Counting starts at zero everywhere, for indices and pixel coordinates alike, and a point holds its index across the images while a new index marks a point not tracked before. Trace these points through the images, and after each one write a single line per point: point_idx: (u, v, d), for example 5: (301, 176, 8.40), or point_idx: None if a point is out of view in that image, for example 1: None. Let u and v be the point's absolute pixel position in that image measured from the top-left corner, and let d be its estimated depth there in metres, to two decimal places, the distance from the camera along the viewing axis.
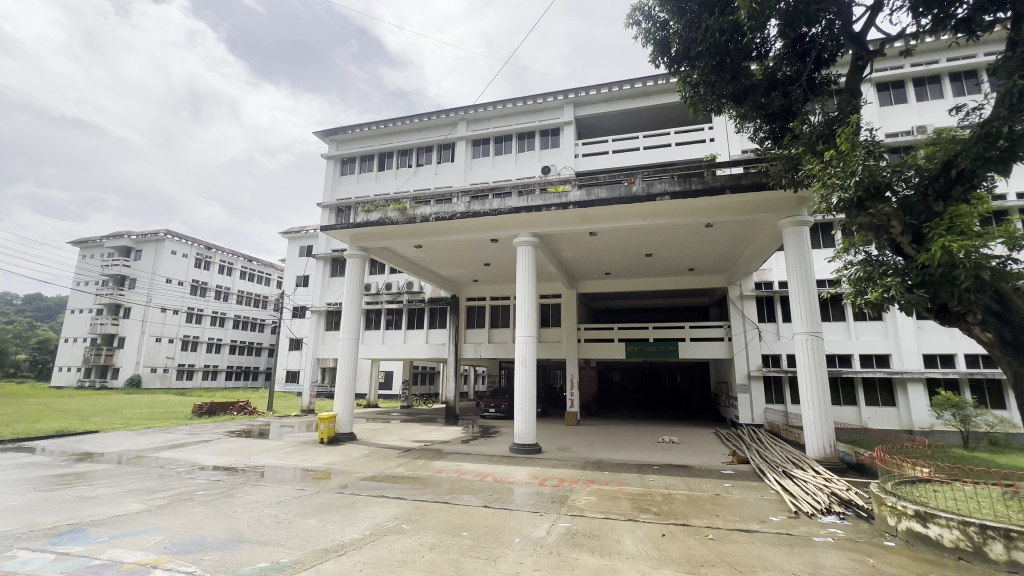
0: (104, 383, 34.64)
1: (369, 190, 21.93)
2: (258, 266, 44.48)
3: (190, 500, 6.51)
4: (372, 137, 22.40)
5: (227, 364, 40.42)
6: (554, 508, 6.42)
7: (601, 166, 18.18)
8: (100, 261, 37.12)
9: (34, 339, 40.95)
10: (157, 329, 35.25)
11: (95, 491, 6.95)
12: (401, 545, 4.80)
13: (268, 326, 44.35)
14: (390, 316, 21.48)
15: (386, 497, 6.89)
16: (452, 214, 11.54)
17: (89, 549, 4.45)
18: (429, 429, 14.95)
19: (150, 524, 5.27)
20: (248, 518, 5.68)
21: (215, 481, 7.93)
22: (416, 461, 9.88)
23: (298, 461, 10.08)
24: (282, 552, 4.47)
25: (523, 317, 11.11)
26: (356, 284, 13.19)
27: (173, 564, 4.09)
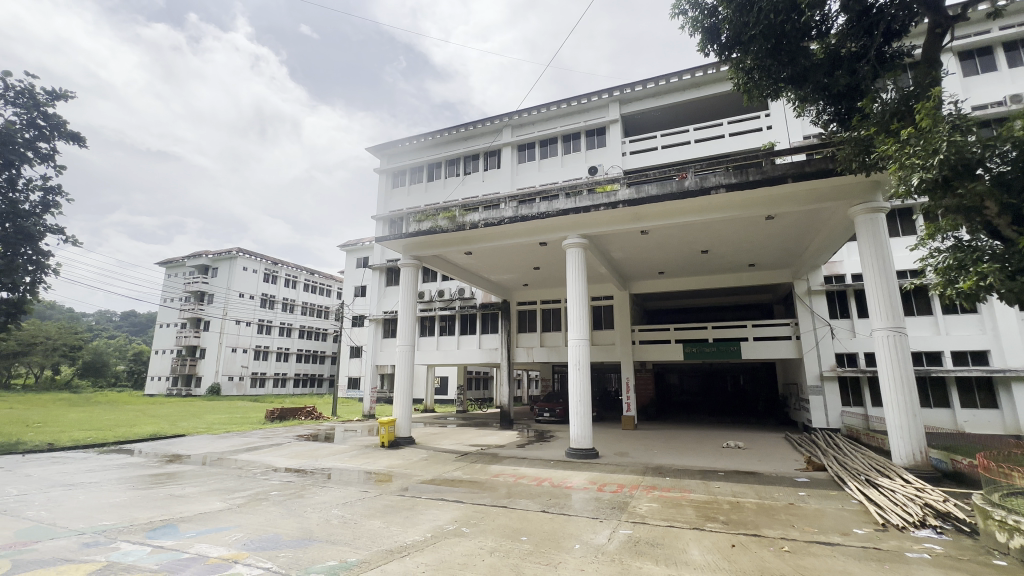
0: (189, 390, 37.79)
1: (420, 200, 22.62)
2: (320, 278, 46.92)
3: (265, 500, 6.94)
4: (421, 149, 23.08)
5: (294, 372, 42.85)
6: (613, 515, 6.26)
7: (650, 163, 17.64)
8: (182, 279, 40.69)
9: (131, 352, 45.46)
10: (232, 340, 38.00)
11: (183, 490, 7.57)
12: (462, 548, 4.85)
13: (330, 335, 46.63)
14: (444, 322, 22.02)
15: (445, 501, 7.00)
16: (500, 220, 11.67)
17: (180, 543, 4.82)
18: (485, 434, 15.11)
19: (232, 522, 5.65)
20: (317, 518, 5.95)
21: (287, 482, 8.41)
22: (473, 465, 9.98)
23: (361, 463, 10.48)
24: (349, 551, 4.64)
25: (575, 319, 10.93)
26: (410, 291, 13.55)
27: (252, 560, 4.35)
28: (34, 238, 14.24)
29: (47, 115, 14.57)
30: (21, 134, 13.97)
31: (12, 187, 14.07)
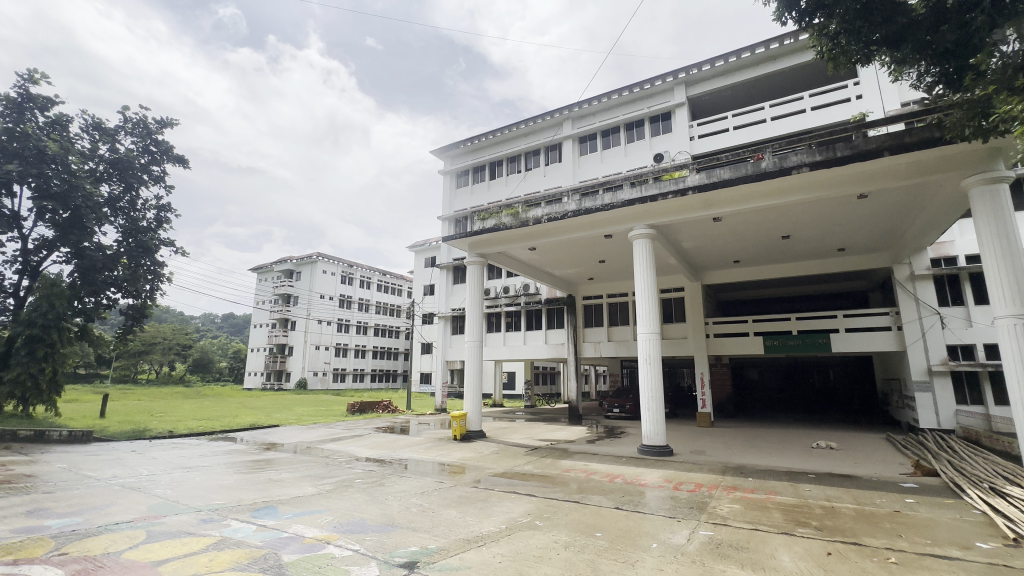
0: (280, 384, 41.32)
1: (483, 199, 23.04)
2: (392, 278, 49.17)
3: (350, 487, 7.43)
4: (482, 148, 23.45)
5: (371, 368, 45.42)
6: (692, 515, 6.00)
7: (722, 146, 16.63)
8: (271, 283, 44.48)
9: (231, 350, 50.51)
10: (315, 338, 40.99)
11: (280, 475, 8.30)
12: (537, 541, 4.88)
13: (402, 332, 48.82)
14: (510, 318, 22.29)
15: (517, 494, 7.09)
16: (564, 214, 11.57)
17: (280, 523, 5.28)
18: (554, 429, 15.12)
19: (323, 506, 6.12)
20: (398, 505, 6.26)
21: (369, 471, 8.95)
22: (543, 460, 10.02)
23: (435, 455, 10.89)
24: (429, 538, 4.85)
25: (645, 312, 10.58)
26: (476, 288, 13.83)
27: (342, 541, 4.67)
28: (152, 250, 16.21)
29: (158, 141, 16.49)
30: (138, 160, 15.93)
31: (133, 207, 16.09)
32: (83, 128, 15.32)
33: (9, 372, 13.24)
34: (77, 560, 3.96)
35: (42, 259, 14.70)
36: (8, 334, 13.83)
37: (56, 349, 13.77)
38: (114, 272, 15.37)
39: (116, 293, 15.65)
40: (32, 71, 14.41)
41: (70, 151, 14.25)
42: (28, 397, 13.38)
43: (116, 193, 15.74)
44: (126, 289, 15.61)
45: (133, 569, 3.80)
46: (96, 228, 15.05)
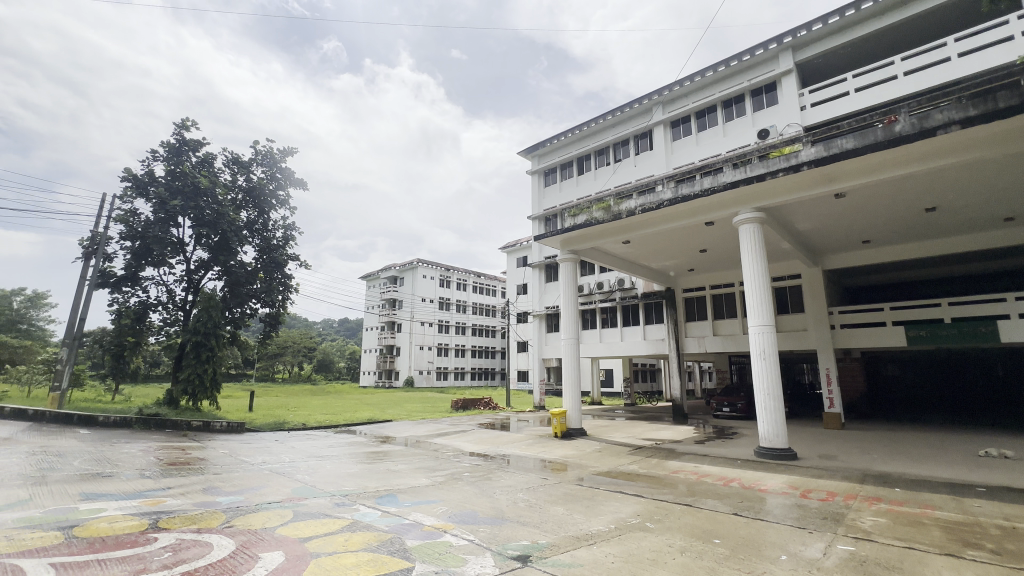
0: (390, 382, 44.76)
1: (572, 195, 22.90)
2: (486, 279, 50.75)
3: (460, 480, 7.80)
4: (569, 144, 23.28)
5: (470, 366, 47.39)
6: (826, 527, 5.39)
7: (841, 112, 14.73)
8: (378, 289, 48.36)
9: (348, 351, 55.82)
10: (419, 339, 43.80)
11: (397, 466, 8.99)
12: (650, 544, 4.71)
13: (498, 331, 50.21)
14: (605, 315, 21.84)
15: (624, 493, 6.91)
16: (659, 204, 11.04)
17: (401, 511, 5.70)
18: (657, 428, 14.53)
19: (437, 496, 6.49)
20: (506, 499, 6.43)
21: (476, 465, 9.33)
22: (649, 460, 9.67)
23: (537, 452, 11.04)
24: (539, 533, 4.91)
25: (756, 303, 9.74)
26: (570, 285, 13.74)
27: (457, 531, 4.90)
28: (282, 265, 18.52)
29: (282, 169, 18.76)
30: (268, 187, 18.25)
31: (266, 228, 18.46)
32: (226, 163, 17.91)
33: (183, 372, 15.93)
34: (242, 532, 4.63)
35: (201, 278, 17.45)
36: (180, 341, 16.63)
37: (215, 352, 16.29)
38: (254, 286, 17.79)
39: (257, 303, 18.08)
40: (185, 120, 17.12)
41: (216, 185, 16.76)
42: (197, 393, 15.97)
43: (253, 217, 18.19)
44: (264, 300, 17.97)
45: (284, 544, 4.34)
46: (239, 249, 17.53)
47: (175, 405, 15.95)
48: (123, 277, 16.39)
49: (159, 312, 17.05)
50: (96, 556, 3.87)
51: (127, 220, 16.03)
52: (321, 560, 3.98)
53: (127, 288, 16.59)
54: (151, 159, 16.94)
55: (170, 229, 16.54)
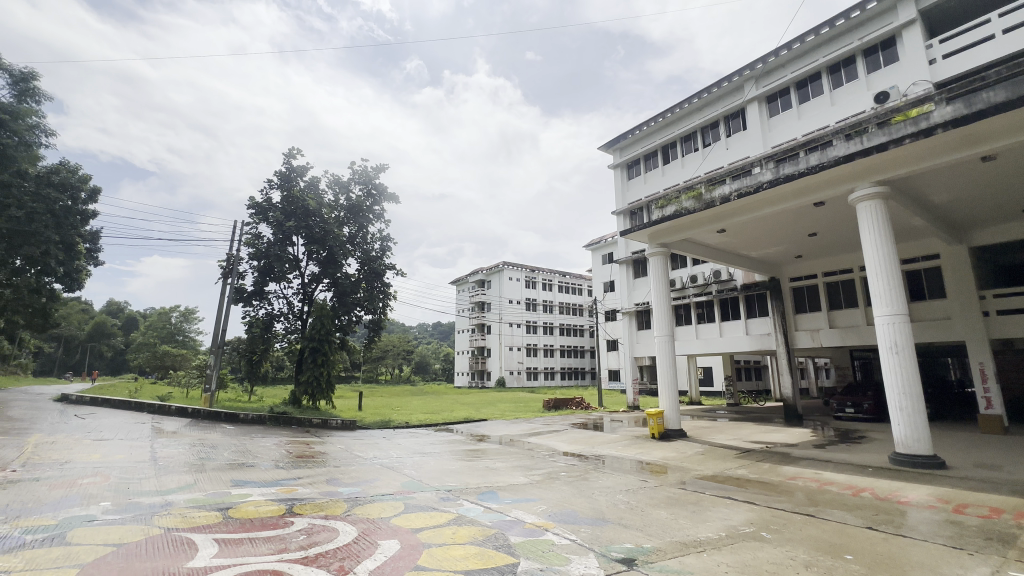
0: (483, 383, 46.25)
1: (658, 186, 21.99)
2: (572, 279, 50.38)
3: (558, 479, 7.82)
4: (652, 133, 22.40)
5: (560, 366, 47.39)
6: (990, 548, 4.59)
7: (985, 60, 12.46)
8: (467, 293, 50.21)
9: (442, 353, 58.69)
10: (508, 339, 44.77)
11: (495, 464, 9.26)
12: (768, 555, 4.36)
13: (586, 330, 49.63)
14: (701, 309, 20.63)
15: (733, 500, 6.46)
16: (757, 187, 10.20)
17: (502, 507, 5.85)
18: (767, 430, 13.39)
19: (536, 495, 6.56)
20: (605, 500, 6.32)
21: (571, 465, 9.30)
22: (760, 464, 8.94)
23: (634, 453, 10.72)
24: (642, 537, 4.76)
25: (882, 289, 8.59)
26: (661, 280, 13.17)
27: (558, 530, 4.92)
28: (381, 274, 19.99)
29: (376, 185, 20.23)
30: (365, 203, 19.84)
31: (365, 241, 20.00)
32: (329, 185, 19.75)
33: (303, 374, 17.80)
34: (362, 520, 5.07)
35: (314, 289, 19.38)
36: (300, 347, 18.61)
37: (329, 356, 17.98)
38: (358, 295, 19.38)
39: (361, 311, 19.65)
40: (293, 150, 19.17)
41: (322, 205, 18.55)
42: (315, 393, 17.73)
43: (354, 231, 19.81)
44: (367, 307, 19.50)
45: (399, 533, 4.67)
46: (344, 262, 19.22)
47: (299, 404, 17.82)
48: (253, 292, 18.72)
49: (282, 322, 19.24)
50: (247, 535, 4.46)
51: (254, 242, 18.29)
52: (432, 550, 4.22)
53: (256, 302, 18.95)
54: (269, 188, 19.20)
55: (287, 248, 18.60)
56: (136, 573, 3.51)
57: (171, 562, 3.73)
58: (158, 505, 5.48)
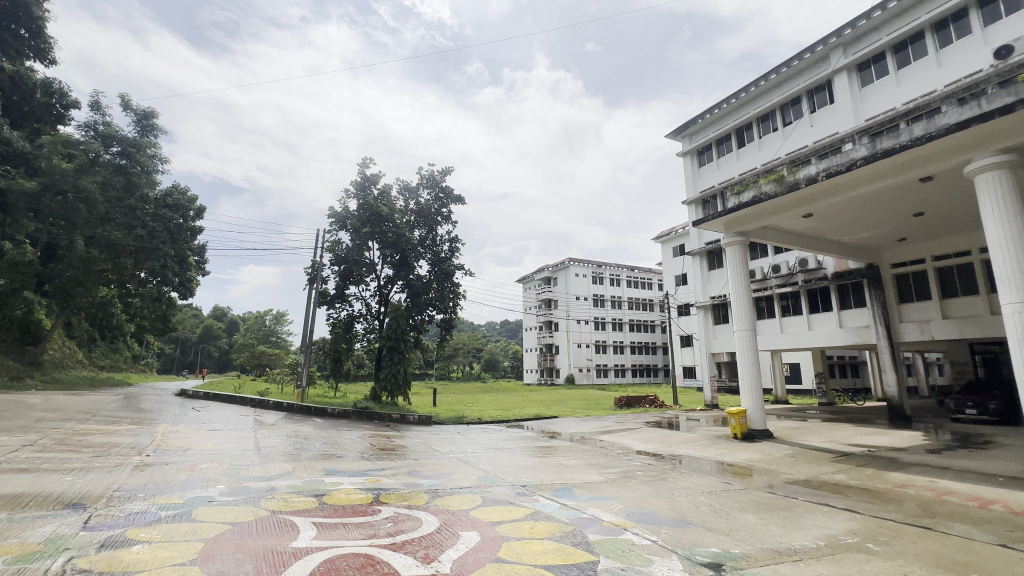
0: (552, 380, 46.27)
1: (733, 171, 20.76)
2: (641, 273, 48.80)
3: (634, 478, 7.62)
4: (725, 115, 21.15)
5: (631, 362, 46.21)
6: None
7: None
8: (534, 291, 50.37)
9: (511, 351, 59.44)
10: (576, 336, 44.40)
11: (568, 461, 9.21)
12: (876, 569, 3.96)
13: (657, 326, 47.95)
14: (786, 301, 19.20)
15: (831, 507, 5.95)
16: (849, 166, 9.28)
17: (579, 505, 5.82)
18: (866, 432, 12.17)
19: (613, 494, 6.44)
20: (686, 502, 6.07)
21: (647, 464, 9.03)
22: (861, 469, 8.14)
23: (715, 454, 10.19)
24: (730, 541, 4.52)
25: (1010, 274, 7.49)
26: (740, 270, 12.41)
27: (638, 530, 4.81)
28: (450, 275, 20.61)
29: (443, 188, 20.89)
30: (433, 206, 20.56)
31: (435, 243, 20.72)
32: (400, 191, 20.67)
33: (382, 371, 18.80)
34: (443, 511, 5.27)
35: (389, 291, 20.41)
36: (378, 346, 19.68)
37: (404, 354, 18.85)
38: (430, 295, 20.16)
39: (433, 310, 20.41)
40: (366, 160, 20.32)
41: (394, 211, 19.48)
42: (394, 389, 18.64)
43: (424, 234, 20.60)
44: (438, 307, 20.23)
45: (478, 525, 4.80)
46: (416, 264, 20.05)
47: (379, 400, 18.79)
48: (336, 295, 20.09)
49: (361, 322, 20.46)
50: (341, 519, 4.81)
51: (335, 249, 19.63)
52: (511, 543, 4.30)
53: (339, 304, 20.31)
54: (347, 197, 20.46)
55: (364, 253, 19.74)
56: (251, 548, 3.92)
57: (278, 541, 4.12)
58: (264, 489, 6.07)
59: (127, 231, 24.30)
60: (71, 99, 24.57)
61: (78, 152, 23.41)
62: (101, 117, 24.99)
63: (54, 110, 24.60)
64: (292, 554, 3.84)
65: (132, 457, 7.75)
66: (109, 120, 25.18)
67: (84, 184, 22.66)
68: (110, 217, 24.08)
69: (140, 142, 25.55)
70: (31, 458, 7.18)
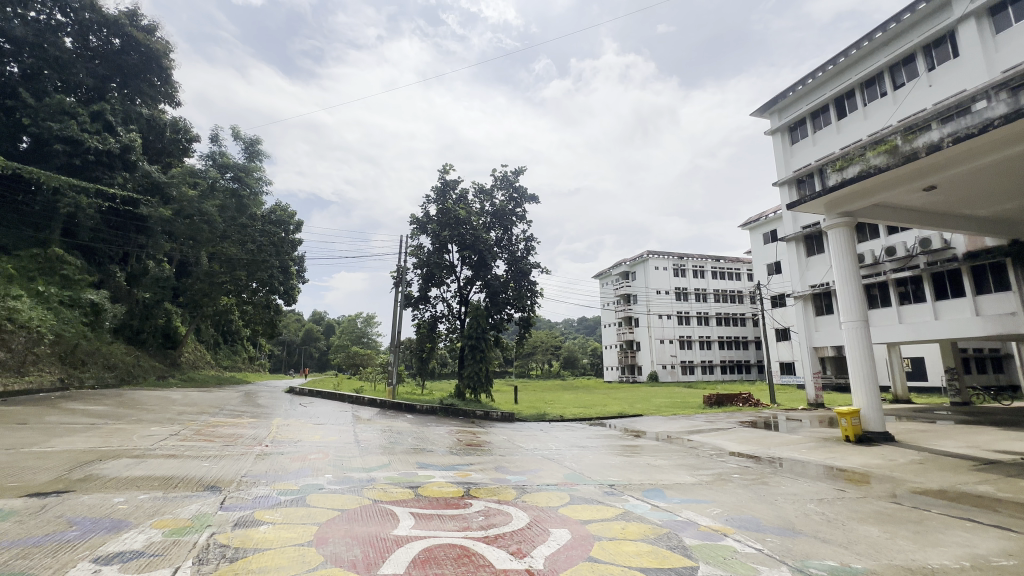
0: (634, 377, 44.99)
1: (832, 145, 18.79)
2: (727, 263, 45.79)
3: (731, 481, 7.16)
4: (821, 85, 19.20)
5: (720, 358, 43.58)
6: None
7: None
8: (612, 286, 49.29)
9: (590, 348, 58.75)
10: (658, 332, 42.77)
11: (657, 462, 8.88)
12: None
13: (749, 319, 44.72)
14: (903, 288, 17.11)
15: (974, 522, 5.16)
16: (982, 127, 7.97)
17: (671, 506, 5.59)
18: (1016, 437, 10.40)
19: (708, 497, 6.10)
20: (793, 509, 5.60)
21: (745, 466, 8.45)
22: (1011, 480, 6.98)
23: (824, 457, 9.27)
24: (849, 555, 4.08)
25: None
26: (847, 255, 11.17)
27: (740, 537, 4.51)
28: (528, 273, 20.77)
29: (517, 187, 21.13)
30: (508, 207, 20.87)
31: (511, 243, 21.00)
32: (476, 194, 21.23)
33: (466, 370, 19.39)
34: (532, 507, 5.33)
35: (469, 292, 21.03)
36: (460, 345, 20.35)
37: (486, 353, 19.32)
38: (508, 294, 20.49)
39: (511, 309, 20.71)
40: (445, 166, 21.14)
41: (471, 214, 20.10)
42: (477, 387, 19.16)
43: (500, 235, 20.96)
44: (517, 306, 20.50)
45: (568, 523, 4.78)
46: (493, 264, 20.45)
47: (463, 397, 19.47)
48: (419, 297, 21.11)
49: (444, 322, 21.31)
50: (436, 511, 5.04)
51: (417, 253, 20.64)
52: (602, 542, 4.22)
53: (423, 305, 21.31)
54: (427, 203, 21.39)
55: (444, 256, 20.53)
56: (358, 534, 4.23)
57: (381, 529, 4.40)
58: (365, 479, 6.53)
59: (242, 246, 27.59)
60: (193, 133, 28.39)
61: (200, 181, 27.23)
62: (218, 148, 28.49)
63: (180, 144, 28.55)
64: (394, 540, 4.10)
65: (254, 447, 8.72)
66: (224, 150, 28.62)
67: (206, 209, 26.69)
68: (227, 235, 27.70)
69: (248, 167, 29.12)
70: (177, 446, 8.34)
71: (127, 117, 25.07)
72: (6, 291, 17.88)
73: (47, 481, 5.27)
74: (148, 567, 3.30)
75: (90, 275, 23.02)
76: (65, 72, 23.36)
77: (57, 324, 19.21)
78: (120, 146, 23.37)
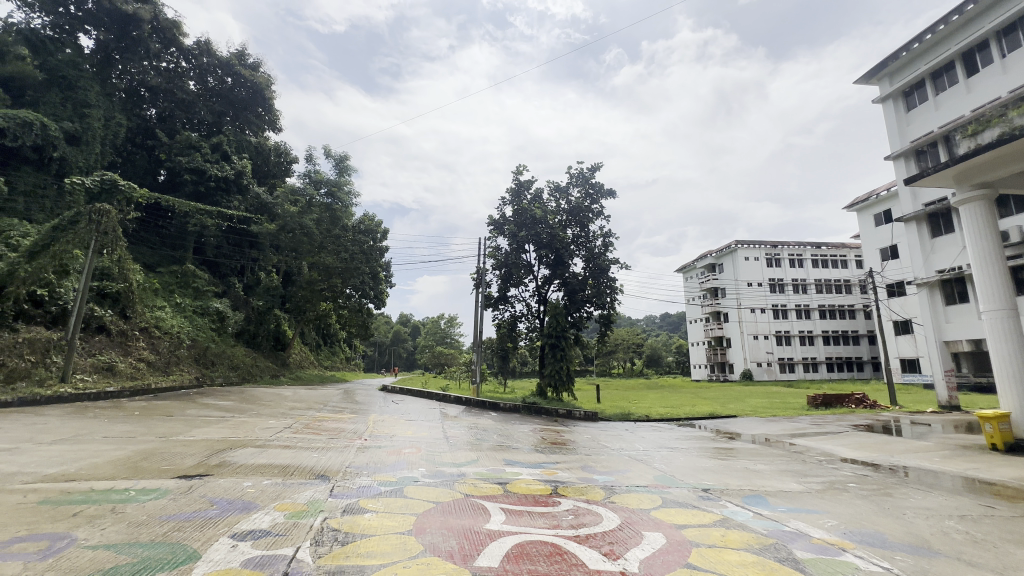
0: (726, 376, 42.28)
1: (961, 107, 16.24)
2: (829, 249, 41.44)
3: (846, 491, 6.44)
4: (943, 40, 16.74)
5: (825, 355, 39.65)
6: None
7: None
8: (696, 279, 46.73)
9: (674, 345, 56.28)
10: (751, 327, 39.85)
11: (756, 466, 8.25)
12: None
13: (859, 311, 40.12)
14: None
15: None
16: None
17: (777, 515, 5.16)
18: None
19: (820, 507, 5.55)
20: (927, 525, 4.91)
21: (862, 475, 7.58)
22: None
23: (963, 468, 8.04)
24: None
25: None
26: (987, 233, 9.57)
27: (863, 553, 4.05)
28: (606, 270, 20.39)
29: (592, 183, 20.80)
30: (584, 203, 20.59)
31: (588, 239, 20.73)
32: (551, 192, 21.22)
33: (547, 368, 19.38)
34: (623, 509, 5.20)
35: (547, 291, 21.08)
36: (540, 344, 20.41)
37: (566, 351, 19.22)
38: (586, 292, 20.24)
39: (591, 307, 20.44)
40: (520, 167, 21.38)
41: (547, 213, 20.15)
42: (559, 386, 19.07)
43: (577, 232, 20.77)
44: (596, 303, 20.20)
45: (662, 527, 4.60)
46: (570, 262, 20.33)
47: (545, 395, 19.43)
48: (499, 297, 21.53)
49: (524, 322, 21.53)
50: (525, 508, 5.10)
51: (495, 254, 21.09)
52: (701, 549, 4.01)
53: (502, 305, 21.71)
54: (503, 204, 21.72)
55: (521, 255, 20.75)
56: (453, 526, 4.40)
57: (474, 522, 4.55)
58: (456, 474, 6.78)
59: (336, 255, 29.38)
60: (291, 156, 31.41)
61: (300, 198, 29.52)
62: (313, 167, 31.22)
63: (282, 166, 31.72)
64: (487, 534, 4.21)
65: (355, 440, 9.44)
66: (318, 169, 31.31)
67: (305, 222, 28.61)
68: (324, 245, 29.39)
69: (339, 182, 31.34)
70: (291, 438, 9.28)
71: (240, 146, 28.52)
72: (152, 302, 21.20)
73: (192, 466, 6.12)
74: (275, 545, 3.70)
75: (215, 287, 26.41)
76: (190, 112, 27.12)
77: (192, 331, 22.27)
78: (235, 172, 26.69)
